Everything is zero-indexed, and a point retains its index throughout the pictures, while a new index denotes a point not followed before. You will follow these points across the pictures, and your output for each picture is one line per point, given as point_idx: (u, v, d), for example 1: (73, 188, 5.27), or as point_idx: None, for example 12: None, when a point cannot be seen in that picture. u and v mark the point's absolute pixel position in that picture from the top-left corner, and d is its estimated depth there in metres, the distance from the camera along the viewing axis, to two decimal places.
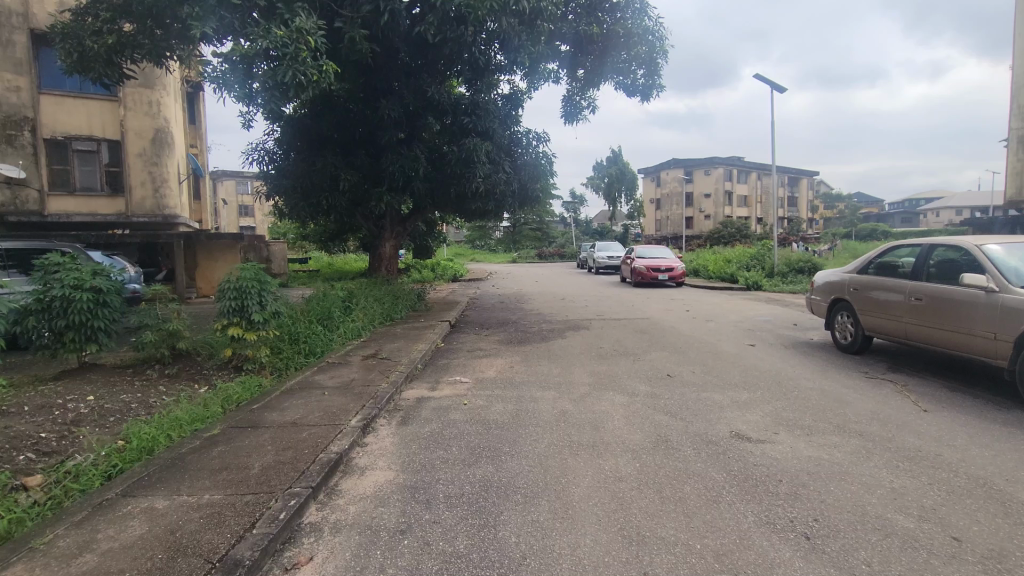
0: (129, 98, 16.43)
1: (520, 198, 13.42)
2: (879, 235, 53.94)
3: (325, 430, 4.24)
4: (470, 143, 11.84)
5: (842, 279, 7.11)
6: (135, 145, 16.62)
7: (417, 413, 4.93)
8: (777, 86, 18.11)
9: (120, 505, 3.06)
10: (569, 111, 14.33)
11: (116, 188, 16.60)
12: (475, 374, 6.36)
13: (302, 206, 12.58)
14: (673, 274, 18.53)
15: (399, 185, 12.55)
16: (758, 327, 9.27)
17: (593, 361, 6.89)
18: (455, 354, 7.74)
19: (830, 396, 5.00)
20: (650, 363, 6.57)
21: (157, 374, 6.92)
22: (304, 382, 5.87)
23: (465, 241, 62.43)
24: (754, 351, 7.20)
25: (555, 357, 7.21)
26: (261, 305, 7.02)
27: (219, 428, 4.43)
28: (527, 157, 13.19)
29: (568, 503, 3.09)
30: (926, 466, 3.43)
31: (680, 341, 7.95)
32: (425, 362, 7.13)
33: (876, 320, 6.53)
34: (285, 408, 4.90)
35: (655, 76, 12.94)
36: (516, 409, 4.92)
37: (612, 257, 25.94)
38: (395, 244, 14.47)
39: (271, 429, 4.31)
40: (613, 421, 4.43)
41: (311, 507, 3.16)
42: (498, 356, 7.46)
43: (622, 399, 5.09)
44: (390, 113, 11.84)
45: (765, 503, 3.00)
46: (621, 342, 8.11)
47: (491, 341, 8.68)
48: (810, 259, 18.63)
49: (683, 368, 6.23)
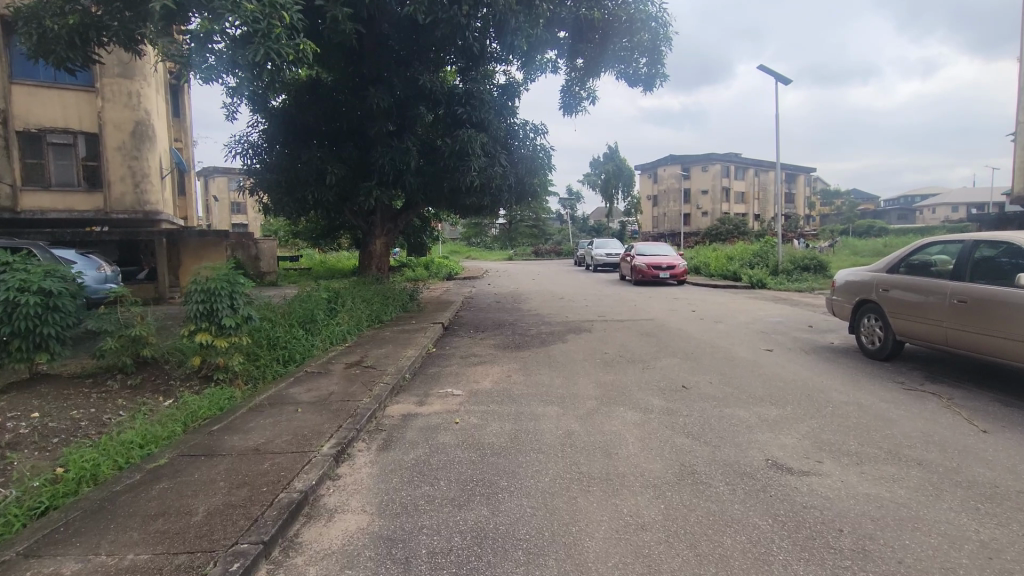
0: (107, 89, 15.77)
1: (517, 193, 12.78)
2: (878, 232, 53.52)
3: (291, 460, 3.61)
4: (464, 135, 11.19)
5: (869, 278, 6.51)
6: (113, 139, 15.95)
7: (401, 435, 4.30)
8: (782, 78, 17.51)
9: (18, 571, 2.44)
10: (568, 102, 13.72)
11: (94, 183, 15.91)
12: (469, 386, 5.74)
13: (287, 201, 11.91)
14: (675, 272, 17.94)
15: (389, 179, 11.89)
16: (772, 330, 8.68)
17: (598, 369, 6.28)
18: (447, 361, 7.10)
19: (871, 412, 4.40)
20: (660, 372, 5.97)
21: (118, 386, 6.29)
22: (276, 396, 5.23)
23: (461, 239, 61.77)
24: (773, 357, 6.60)
25: (555, 364, 6.59)
26: (232, 308, 6.38)
27: (168, 457, 3.79)
28: (525, 150, 12.53)
29: (581, 564, 2.48)
30: (1012, 509, 2.84)
31: (690, 346, 7.34)
32: (414, 370, 6.51)
33: (909, 324, 5.93)
34: (248, 430, 4.27)
35: (658, 65, 12.36)
36: (515, 429, 4.29)
37: (610, 254, 25.35)
38: (386, 241, 13.78)
39: (227, 459, 3.67)
40: (627, 446, 3.82)
41: (261, 569, 2.54)
42: (495, 363, 6.84)
43: (634, 417, 4.48)
44: (379, 103, 11.20)
45: (829, 565, 2.40)
46: (625, 346, 7.51)
47: (486, 345, 8.06)
48: (816, 256, 18.05)
49: (698, 377, 5.63)
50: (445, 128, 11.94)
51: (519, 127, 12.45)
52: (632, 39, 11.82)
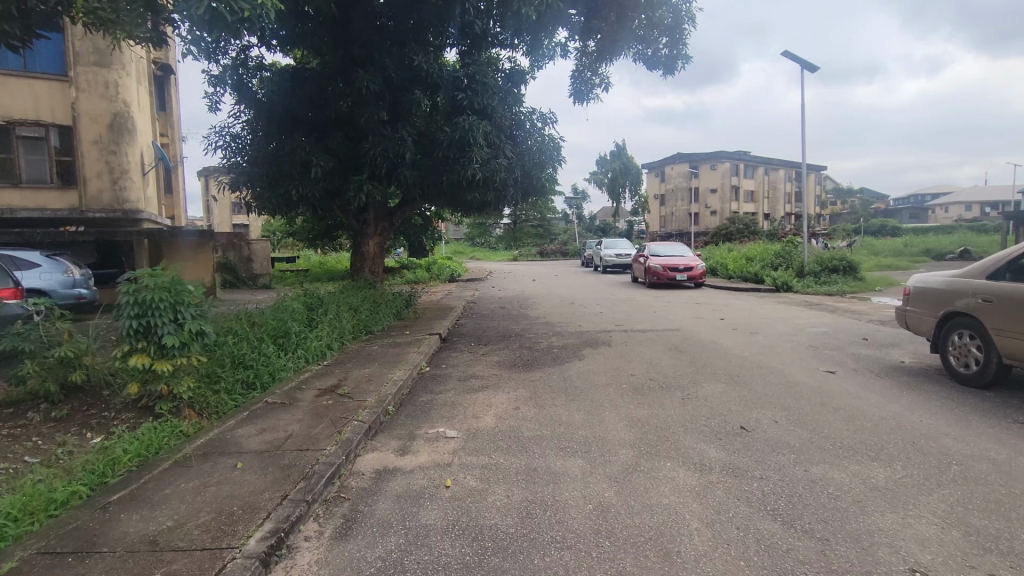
0: (82, 78, 14.69)
1: (523, 187, 11.59)
2: (892, 232, 52.09)
3: (194, 569, 2.43)
4: (464, 122, 10.00)
5: (959, 285, 5.30)
6: (89, 131, 14.87)
7: (370, 508, 3.10)
8: (809, 65, 16.28)
9: None
10: (579, 89, 12.54)
11: (68, 180, 14.81)
12: (467, 423, 4.54)
13: (269, 197, 10.74)
14: (692, 274, 16.75)
15: (382, 172, 10.74)
16: (822, 343, 7.46)
17: (627, 399, 5.08)
18: (443, 384, 5.92)
19: (1020, 476, 3.18)
20: (706, 404, 4.76)
21: (39, 421, 5.14)
22: (215, 441, 4.03)
23: (466, 239, 60.86)
24: (840, 382, 5.37)
25: (573, 391, 5.40)
26: (176, 324, 5.20)
27: (24, 552, 2.61)
28: (532, 141, 11.30)
29: None
30: None
31: (733, 366, 6.11)
32: (400, 400, 5.30)
33: (1020, 346, 4.70)
34: (158, 502, 3.10)
35: (680, 46, 11.14)
36: (528, 502, 3.09)
37: (621, 254, 24.18)
38: (380, 241, 12.58)
39: (105, 563, 2.49)
40: (690, 541, 2.62)
41: None
42: (500, 389, 5.63)
43: (689, 480, 3.27)
44: (369, 86, 10.01)
45: None
46: (654, 366, 6.30)
47: (488, 363, 6.87)
48: (846, 257, 16.76)
49: (760, 414, 4.41)
50: (444, 116, 10.76)
51: (526, 116, 11.21)
52: (652, 16, 10.58)
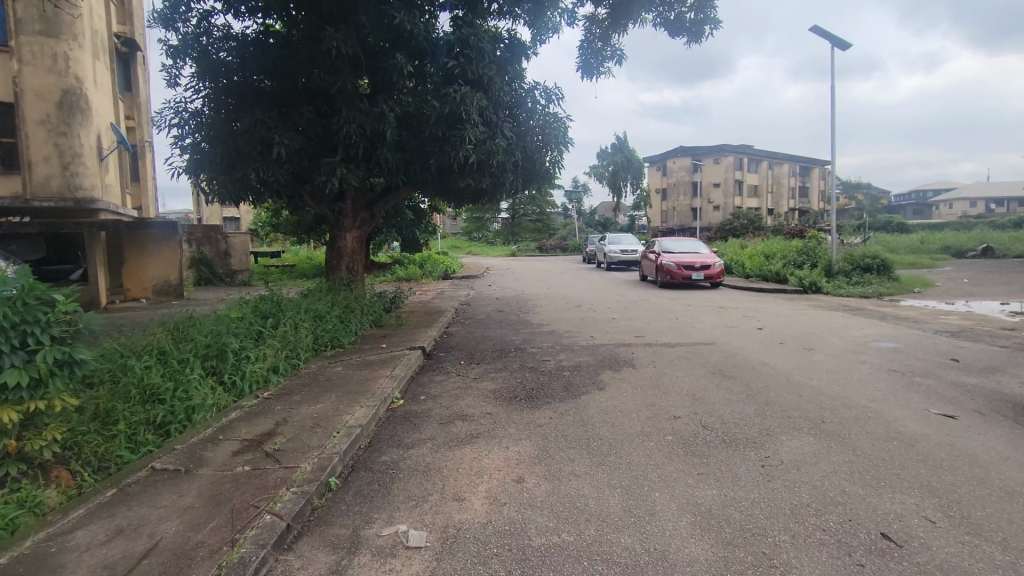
0: (25, 49, 12.98)
1: (523, 173, 10.01)
2: (898, 228, 50.84)
3: None
4: (456, 93, 8.35)
5: None
6: (34, 110, 13.16)
7: None
8: (839, 42, 14.73)
9: None
10: (588, 64, 10.93)
11: (10, 164, 13.14)
12: (445, 516, 2.94)
13: (226, 182, 9.06)
14: (710, 272, 15.15)
15: (358, 153, 9.11)
16: (903, 366, 5.91)
17: (678, 464, 3.51)
18: (417, 431, 4.32)
19: None
20: (803, 481, 3.18)
21: None
22: (24, 564, 2.43)
23: (463, 234, 59.23)
24: (974, 437, 3.80)
25: (597, 447, 3.82)
26: (26, 354, 3.59)
27: None
28: (534, 120, 9.73)
29: None
30: None
31: (811, 405, 4.55)
32: (352, 464, 3.69)
33: None
34: None
35: (708, 9, 9.52)
36: None
37: (627, 249, 22.54)
38: (359, 235, 10.92)
39: None
40: None
41: None
42: (496, 439, 4.05)
43: None
44: (342, 49, 8.28)
45: None
46: (703, 403, 4.70)
47: (481, 393, 5.27)
48: (879, 254, 15.19)
49: (898, 506, 2.85)
50: (432, 89, 9.12)
51: (527, 92, 9.64)
52: None
